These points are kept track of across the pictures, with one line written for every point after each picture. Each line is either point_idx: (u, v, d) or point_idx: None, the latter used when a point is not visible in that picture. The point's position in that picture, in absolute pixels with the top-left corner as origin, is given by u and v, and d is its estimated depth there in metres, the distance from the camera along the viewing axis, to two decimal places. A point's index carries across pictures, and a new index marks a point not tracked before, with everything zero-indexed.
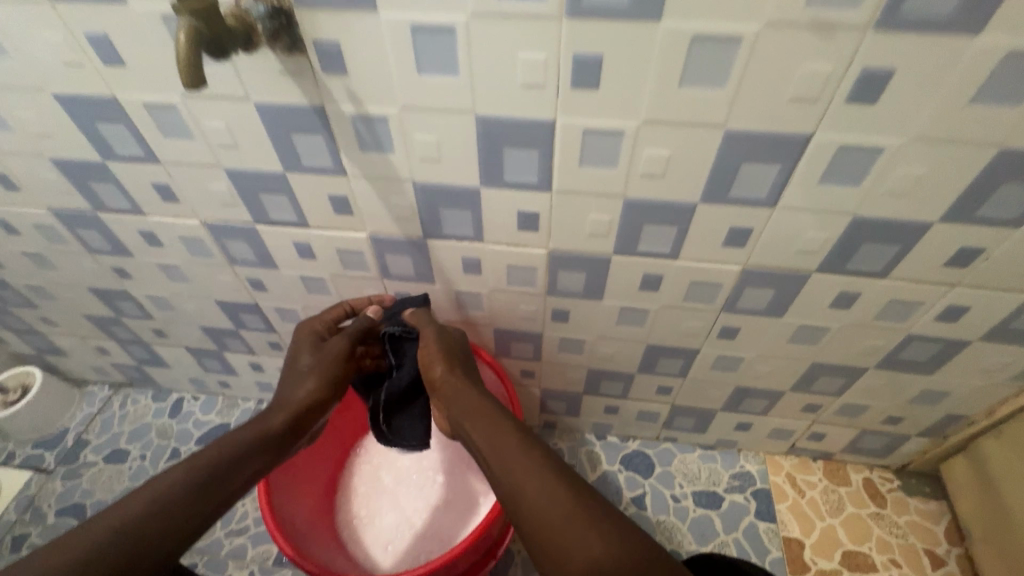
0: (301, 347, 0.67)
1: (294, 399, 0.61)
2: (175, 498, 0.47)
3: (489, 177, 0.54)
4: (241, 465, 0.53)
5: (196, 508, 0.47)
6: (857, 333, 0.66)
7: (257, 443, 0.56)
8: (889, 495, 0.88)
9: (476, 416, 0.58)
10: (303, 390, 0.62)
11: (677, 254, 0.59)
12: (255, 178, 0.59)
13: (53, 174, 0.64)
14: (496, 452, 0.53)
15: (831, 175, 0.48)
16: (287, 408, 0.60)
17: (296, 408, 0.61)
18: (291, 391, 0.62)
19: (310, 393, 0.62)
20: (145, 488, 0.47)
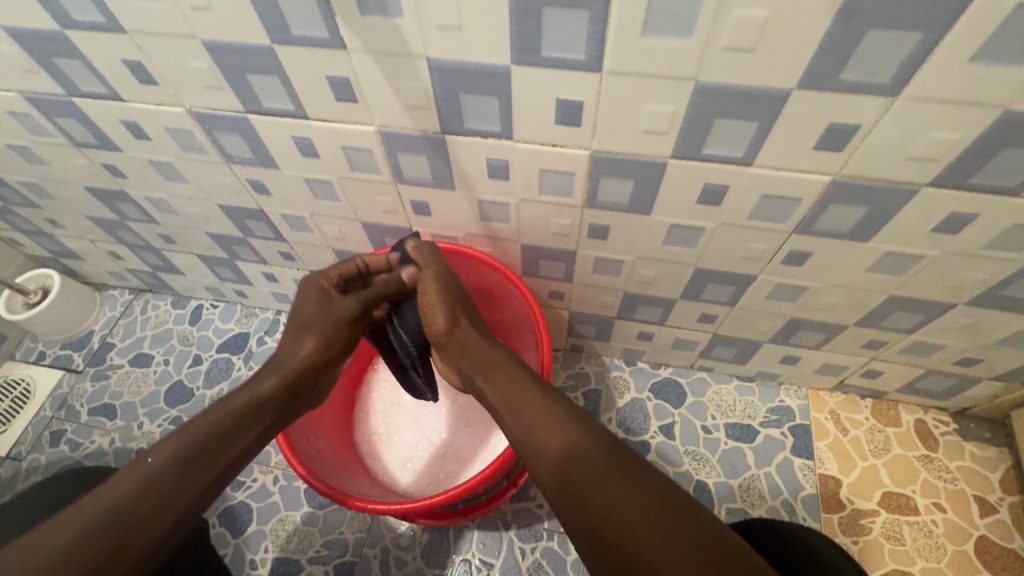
0: (305, 302, 0.62)
1: (295, 358, 0.59)
2: (162, 478, 0.47)
3: (523, 52, 0.42)
4: (236, 433, 0.52)
5: (187, 485, 0.48)
6: (956, 264, 0.55)
7: (252, 408, 0.55)
8: (942, 438, 0.82)
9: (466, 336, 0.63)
10: (303, 350, 0.59)
11: (752, 159, 0.47)
12: (239, 53, 0.49)
13: (12, 49, 0.55)
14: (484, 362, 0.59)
15: (991, 47, 0.35)
16: (279, 371, 0.58)
17: (292, 372, 0.58)
18: (288, 354, 0.59)
19: (310, 354, 0.59)
20: (132, 472, 0.47)
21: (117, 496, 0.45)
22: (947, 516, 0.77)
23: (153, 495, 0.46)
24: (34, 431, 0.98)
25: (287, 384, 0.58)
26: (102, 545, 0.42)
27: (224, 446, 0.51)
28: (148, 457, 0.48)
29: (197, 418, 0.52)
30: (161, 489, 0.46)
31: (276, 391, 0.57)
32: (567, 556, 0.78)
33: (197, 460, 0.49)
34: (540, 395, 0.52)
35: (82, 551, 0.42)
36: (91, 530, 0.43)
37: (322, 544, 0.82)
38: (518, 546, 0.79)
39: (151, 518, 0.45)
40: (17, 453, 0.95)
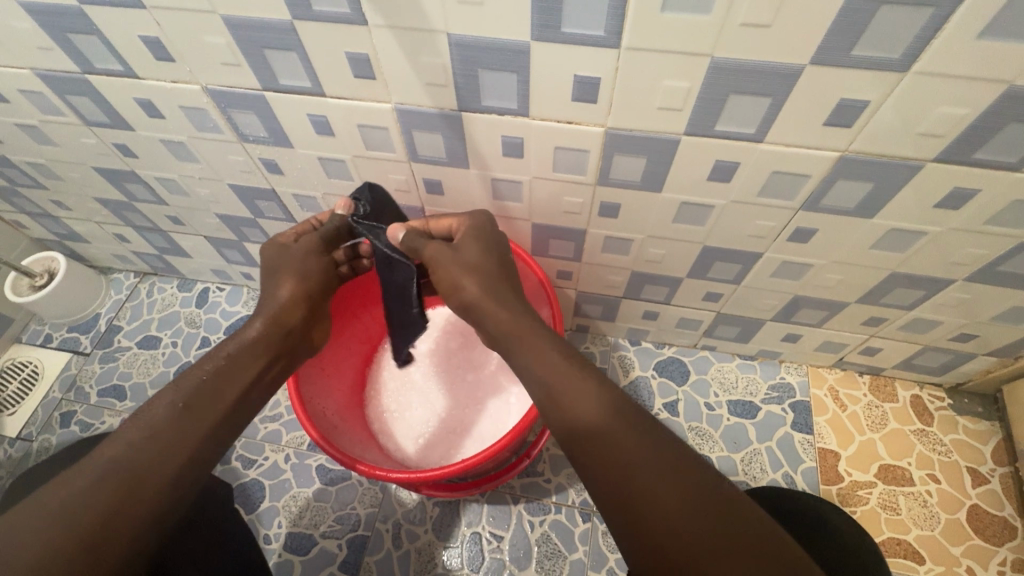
0: (272, 260, 0.60)
1: (274, 300, 0.57)
2: (163, 421, 0.47)
3: (544, 28, 0.43)
4: (235, 374, 0.52)
5: (191, 432, 0.47)
6: (956, 240, 0.57)
7: (249, 352, 0.54)
8: (937, 413, 0.84)
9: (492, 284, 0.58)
10: (283, 289, 0.58)
11: (763, 136, 0.49)
12: (258, 27, 0.49)
13: (28, 25, 0.55)
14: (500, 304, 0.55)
15: (1001, 22, 0.37)
16: (263, 312, 0.56)
17: (277, 311, 0.57)
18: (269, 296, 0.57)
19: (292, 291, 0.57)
20: (132, 424, 0.46)
21: (122, 445, 0.45)
22: (941, 487, 0.79)
23: (156, 443, 0.45)
24: (43, 412, 0.98)
25: (275, 323, 0.56)
26: (111, 492, 0.42)
27: (222, 392, 0.50)
28: (147, 409, 0.47)
29: (194, 367, 0.51)
30: (163, 435, 0.46)
31: (265, 334, 0.55)
32: (575, 527, 0.80)
33: (196, 407, 0.48)
34: (575, 380, 0.47)
35: (87, 496, 0.41)
36: (102, 475, 0.42)
37: (334, 519, 0.83)
38: (527, 519, 0.81)
39: (158, 464, 0.44)
40: (27, 433, 0.96)
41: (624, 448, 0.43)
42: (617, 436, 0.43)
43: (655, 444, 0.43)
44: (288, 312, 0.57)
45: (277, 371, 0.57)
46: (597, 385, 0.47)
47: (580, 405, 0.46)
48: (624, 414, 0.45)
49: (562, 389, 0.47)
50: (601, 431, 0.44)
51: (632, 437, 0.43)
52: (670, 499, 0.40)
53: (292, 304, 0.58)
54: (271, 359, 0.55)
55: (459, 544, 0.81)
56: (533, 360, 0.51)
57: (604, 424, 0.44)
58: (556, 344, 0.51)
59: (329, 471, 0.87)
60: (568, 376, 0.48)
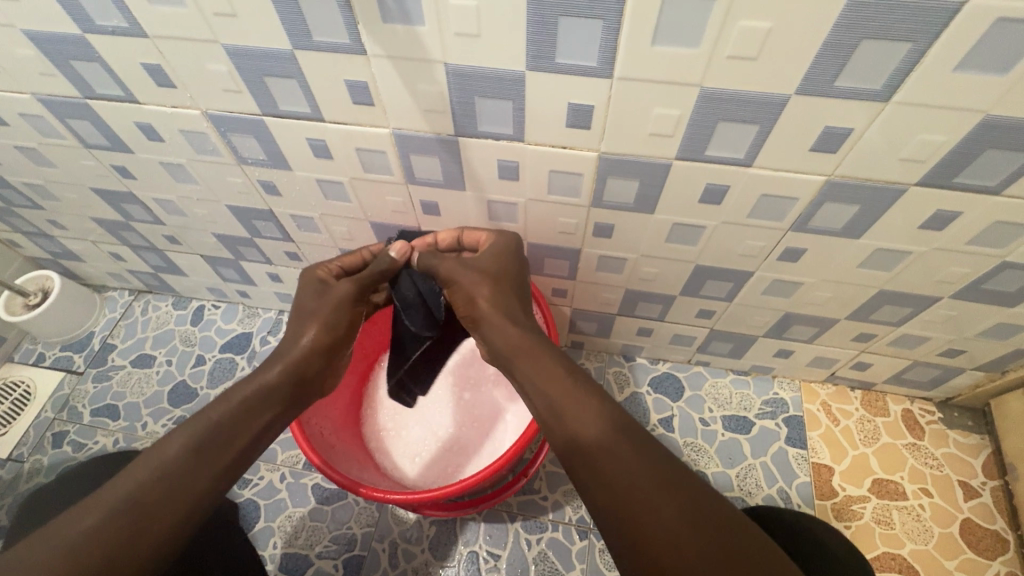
0: (306, 296, 0.60)
1: (288, 353, 0.56)
2: (172, 468, 0.46)
3: (539, 59, 0.45)
4: (249, 421, 0.51)
5: (200, 475, 0.47)
6: (940, 259, 0.58)
7: (263, 400, 0.53)
8: (928, 427, 0.85)
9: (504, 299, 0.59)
10: (307, 337, 0.57)
11: (752, 160, 0.50)
12: (259, 56, 0.50)
13: (30, 53, 0.56)
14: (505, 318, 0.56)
15: (976, 56, 0.38)
16: (285, 357, 0.55)
17: (297, 360, 0.56)
18: (291, 342, 0.57)
19: (316, 341, 0.56)
20: (146, 461, 0.46)
21: (132, 485, 0.45)
22: (934, 501, 0.80)
23: (165, 484, 0.45)
24: (35, 432, 0.97)
25: (293, 371, 0.55)
26: (117, 531, 0.43)
27: (234, 437, 0.50)
28: (160, 447, 0.47)
29: (206, 409, 0.51)
30: (173, 476, 0.46)
31: (282, 381, 0.54)
32: (572, 545, 0.80)
33: (209, 450, 0.48)
34: (577, 400, 0.48)
35: (95, 538, 0.42)
36: (110, 515, 0.43)
37: (330, 539, 0.83)
38: (524, 537, 0.81)
39: (165, 505, 0.45)
40: (19, 454, 0.95)
41: (622, 463, 0.44)
42: (616, 451, 0.44)
43: (653, 460, 0.44)
44: (308, 363, 0.56)
45: (289, 417, 0.56)
46: (598, 400, 0.48)
47: (581, 419, 0.47)
48: (623, 429, 0.46)
49: (564, 403, 0.48)
50: (599, 445, 0.45)
51: (629, 453, 0.44)
52: (666, 514, 0.41)
53: (312, 355, 0.56)
54: (285, 408, 0.55)
55: (456, 563, 0.80)
56: (536, 374, 0.51)
57: (602, 439, 0.45)
58: (560, 359, 0.52)
59: (325, 490, 0.87)
60: (568, 390, 0.49)
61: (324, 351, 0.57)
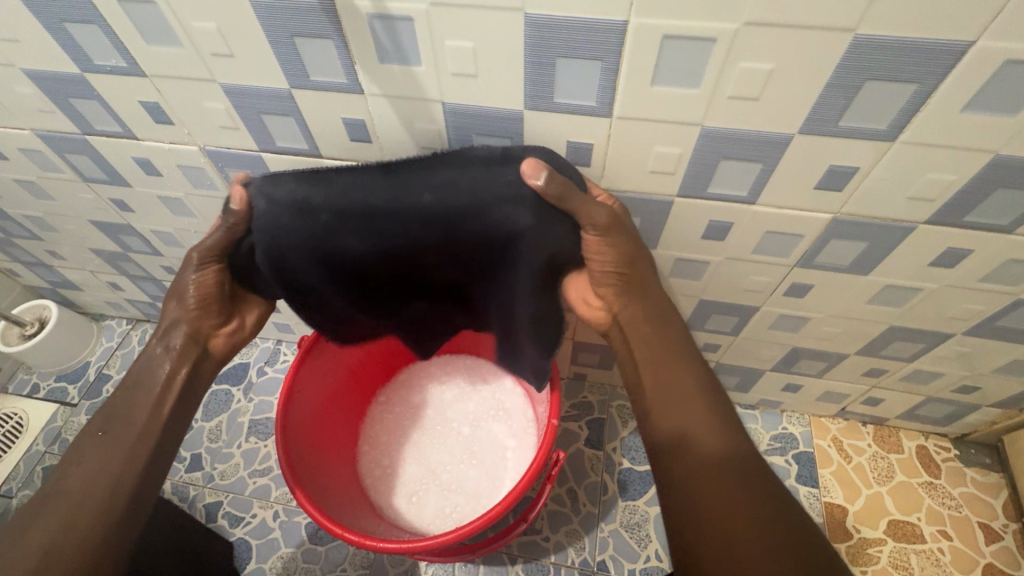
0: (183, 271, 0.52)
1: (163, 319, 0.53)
2: (87, 456, 0.47)
3: (537, 98, 0.44)
4: (146, 394, 0.50)
5: (114, 453, 0.47)
6: (950, 296, 0.57)
7: (154, 372, 0.51)
8: (944, 465, 0.83)
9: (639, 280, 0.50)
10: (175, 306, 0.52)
11: (756, 198, 0.49)
12: (255, 94, 0.50)
13: (31, 91, 0.56)
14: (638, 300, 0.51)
15: (982, 99, 0.38)
16: (173, 292, 0.52)
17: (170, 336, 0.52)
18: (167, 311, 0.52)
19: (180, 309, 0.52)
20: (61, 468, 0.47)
21: (60, 481, 0.46)
22: (953, 544, 0.77)
23: (82, 471, 0.46)
24: (25, 466, 0.95)
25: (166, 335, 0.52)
26: (56, 518, 0.44)
27: (136, 413, 0.49)
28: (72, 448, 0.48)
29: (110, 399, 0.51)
30: (90, 464, 0.47)
31: (159, 349, 0.52)
32: None
33: (114, 431, 0.48)
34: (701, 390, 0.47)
35: (35, 532, 0.44)
36: (43, 512, 0.45)
37: None
38: None
39: (93, 483, 0.46)
40: (8, 489, 0.93)
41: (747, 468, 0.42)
42: (745, 459, 0.43)
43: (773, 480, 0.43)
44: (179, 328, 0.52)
45: (189, 379, 0.53)
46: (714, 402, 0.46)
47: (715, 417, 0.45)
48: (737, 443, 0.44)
49: (703, 396, 0.46)
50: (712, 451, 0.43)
51: (742, 474, 0.42)
52: (780, 538, 0.38)
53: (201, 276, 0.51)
54: (176, 373, 0.52)
55: None
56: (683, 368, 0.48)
57: (731, 443, 0.43)
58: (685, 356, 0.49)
59: (319, 529, 0.84)
60: (696, 391, 0.46)
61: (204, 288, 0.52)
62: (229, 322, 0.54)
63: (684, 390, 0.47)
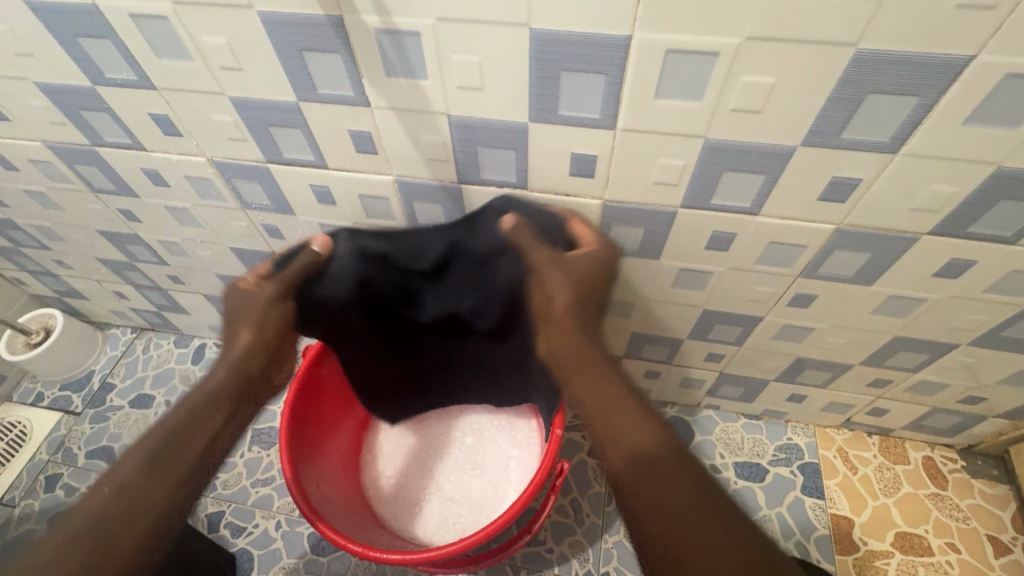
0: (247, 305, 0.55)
1: (231, 352, 0.53)
2: (133, 481, 0.44)
3: (541, 111, 0.45)
4: (201, 423, 0.49)
5: (158, 489, 0.45)
6: (955, 307, 0.57)
7: (214, 402, 0.51)
8: (951, 476, 0.82)
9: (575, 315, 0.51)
10: (242, 340, 0.53)
11: (759, 209, 0.50)
12: (263, 107, 0.51)
13: (43, 103, 0.57)
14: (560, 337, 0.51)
15: (983, 112, 0.38)
16: (249, 323, 0.54)
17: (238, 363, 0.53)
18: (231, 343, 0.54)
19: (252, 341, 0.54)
20: (94, 493, 0.43)
21: (94, 505, 0.43)
22: (961, 557, 0.76)
23: (124, 503, 0.43)
24: (28, 475, 0.95)
25: (234, 374, 0.53)
26: (89, 546, 0.40)
27: (186, 447, 0.47)
28: (108, 474, 0.44)
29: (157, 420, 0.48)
30: (135, 490, 0.44)
31: (223, 385, 0.52)
32: None
33: (162, 462, 0.46)
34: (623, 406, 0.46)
35: (61, 558, 0.39)
36: (74, 537, 0.41)
37: None
38: None
39: (136, 510, 0.43)
40: (10, 498, 0.93)
41: (679, 493, 0.39)
42: (677, 484, 0.40)
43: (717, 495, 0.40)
44: (249, 364, 0.53)
45: (239, 422, 0.53)
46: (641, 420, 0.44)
47: (642, 445, 0.43)
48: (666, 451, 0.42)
49: (630, 424, 0.44)
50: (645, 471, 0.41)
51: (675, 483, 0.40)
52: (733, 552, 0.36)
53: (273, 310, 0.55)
54: (230, 413, 0.52)
55: None
56: (606, 398, 0.46)
57: (660, 470, 0.41)
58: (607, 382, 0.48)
59: (321, 539, 0.84)
60: (619, 413, 0.45)
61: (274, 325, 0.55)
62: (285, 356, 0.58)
63: (615, 424, 0.45)
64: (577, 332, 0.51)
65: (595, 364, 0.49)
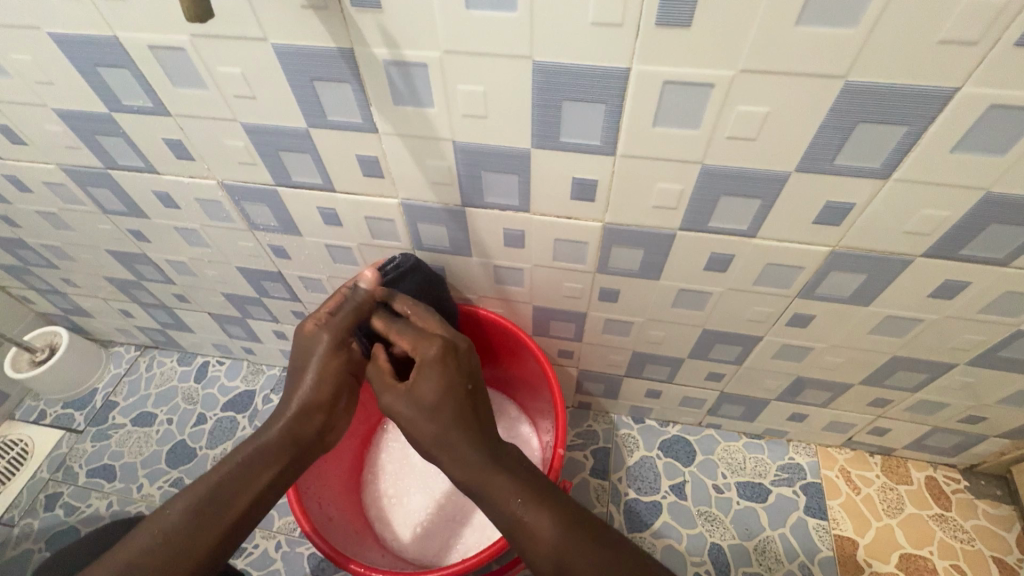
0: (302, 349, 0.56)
1: (295, 400, 0.55)
2: (177, 529, 0.46)
3: (544, 138, 0.46)
4: (251, 478, 0.50)
5: (204, 537, 0.47)
6: (950, 327, 0.58)
7: (264, 456, 0.52)
8: (954, 496, 0.82)
9: (446, 440, 0.50)
10: (300, 390, 0.55)
11: (756, 232, 0.51)
12: (274, 133, 0.53)
13: (60, 128, 0.59)
14: (447, 452, 0.50)
15: (969, 140, 0.39)
16: (312, 368, 0.55)
17: (295, 416, 0.54)
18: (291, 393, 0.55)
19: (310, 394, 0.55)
20: (148, 529, 0.46)
21: (139, 550, 0.45)
22: None
23: (171, 547, 0.45)
24: (28, 494, 0.95)
25: (291, 427, 0.54)
26: None
27: (236, 498, 0.49)
28: (163, 510, 0.47)
29: (212, 467, 0.51)
30: (178, 540, 0.46)
31: (280, 437, 0.53)
32: None
33: (212, 510, 0.48)
34: (529, 494, 0.47)
35: None
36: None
37: None
38: None
39: (174, 561, 0.45)
40: (9, 518, 0.93)
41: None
42: (579, 565, 0.44)
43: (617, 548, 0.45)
44: (307, 419, 0.55)
45: (291, 476, 0.54)
46: (547, 510, 0.46)
47: (539, 544, 0.45)
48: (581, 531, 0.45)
49: (521, 528, 0.47)
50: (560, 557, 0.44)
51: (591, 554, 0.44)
52: None
53: (334, 353, 0.56)
54: (285, 467, 0.53)
55: None
56: (499, 508, 0.48)
57: (564, 560, 0.44)
58: (505, 475, 0.48)
59: (322, 560, 0.83)
60: (526, 508, 0.47)
61: (335, 375, 0.56)
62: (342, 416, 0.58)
63: (519, 521, 0.46)
64: (463, 446, 0.50)
65: (475, 470, 0.49)
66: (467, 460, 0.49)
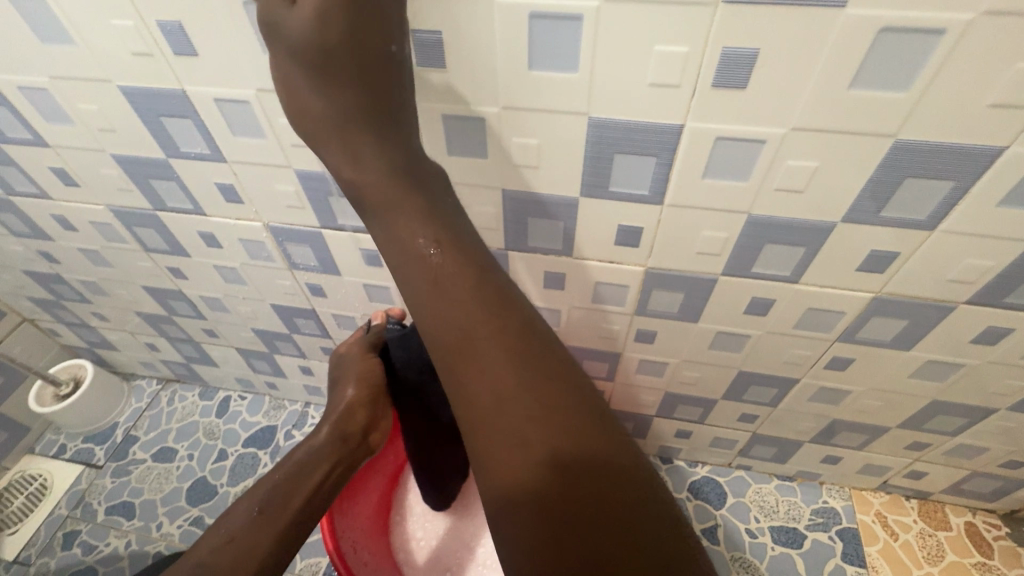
0: (339, 362, 0.60)
1: (341, 403, 0.57)
2: (241, 529, 0.47)
3: (593, 187, 0.47)
4: (304, 479, 0.53)
5: (265, 535, 0.48)
6: (991, 373, 0.58)
7: (313, 459, 0.54)
8: (994, 543, 0.80)
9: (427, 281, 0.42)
10: (348, 393, 0.57)
11: (799, 278, 0.51)
12: (325, 180, 0.54)
13: (114, 172, 0.61)
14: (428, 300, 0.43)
15: (1016, 196, 0.40)
16: (351, 376, 0.57)
17: (342, 420, 0.56)
18: (336, 398, 0.58)
19: (358, 395, 0.57)
20: (214, 531, 0.48)
21: (205, 551, 0.46)
22: None
23: (234, 546, 0.46)
24: (46, 532, 0.94)
25: (338, 430, 0.56)
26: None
27: (291, 497, 0.51)
28: (228, 516, 0.49)
29: (266, 477, 0.53)
30: (244, 539, 0.47)
31: (328, 441, 0.55)
32: None
33: (271, 512, 0.50)
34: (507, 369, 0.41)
35: None
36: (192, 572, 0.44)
37: None
38: None
39: (242, 559, 0.46)
40: (25, 557, 0.92)
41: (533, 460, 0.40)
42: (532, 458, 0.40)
43: (611, 519, 0.38)
44: (351, 419, 0.56)
45: (339, 477, 0.56)
46: (522, 393, 0.41)
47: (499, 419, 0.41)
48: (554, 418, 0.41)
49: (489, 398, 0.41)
50: (520, 436, 0.40)
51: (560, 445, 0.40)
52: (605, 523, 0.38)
53: (367, 361, 0.59)
54: (333, 466, 0.55)
55: None
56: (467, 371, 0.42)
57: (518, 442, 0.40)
58: (494, 343, 0.42)
59: None
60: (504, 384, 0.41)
61: (369, 378, 0.57)
62: (380, 419, 0.60)
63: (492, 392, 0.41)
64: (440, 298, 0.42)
65: (452, 324, 0.42)
66: (445, 307, 0.42)
